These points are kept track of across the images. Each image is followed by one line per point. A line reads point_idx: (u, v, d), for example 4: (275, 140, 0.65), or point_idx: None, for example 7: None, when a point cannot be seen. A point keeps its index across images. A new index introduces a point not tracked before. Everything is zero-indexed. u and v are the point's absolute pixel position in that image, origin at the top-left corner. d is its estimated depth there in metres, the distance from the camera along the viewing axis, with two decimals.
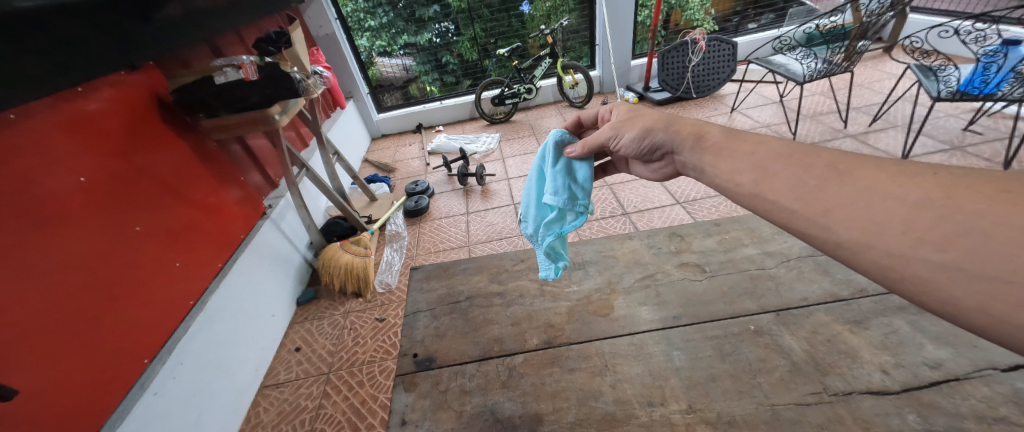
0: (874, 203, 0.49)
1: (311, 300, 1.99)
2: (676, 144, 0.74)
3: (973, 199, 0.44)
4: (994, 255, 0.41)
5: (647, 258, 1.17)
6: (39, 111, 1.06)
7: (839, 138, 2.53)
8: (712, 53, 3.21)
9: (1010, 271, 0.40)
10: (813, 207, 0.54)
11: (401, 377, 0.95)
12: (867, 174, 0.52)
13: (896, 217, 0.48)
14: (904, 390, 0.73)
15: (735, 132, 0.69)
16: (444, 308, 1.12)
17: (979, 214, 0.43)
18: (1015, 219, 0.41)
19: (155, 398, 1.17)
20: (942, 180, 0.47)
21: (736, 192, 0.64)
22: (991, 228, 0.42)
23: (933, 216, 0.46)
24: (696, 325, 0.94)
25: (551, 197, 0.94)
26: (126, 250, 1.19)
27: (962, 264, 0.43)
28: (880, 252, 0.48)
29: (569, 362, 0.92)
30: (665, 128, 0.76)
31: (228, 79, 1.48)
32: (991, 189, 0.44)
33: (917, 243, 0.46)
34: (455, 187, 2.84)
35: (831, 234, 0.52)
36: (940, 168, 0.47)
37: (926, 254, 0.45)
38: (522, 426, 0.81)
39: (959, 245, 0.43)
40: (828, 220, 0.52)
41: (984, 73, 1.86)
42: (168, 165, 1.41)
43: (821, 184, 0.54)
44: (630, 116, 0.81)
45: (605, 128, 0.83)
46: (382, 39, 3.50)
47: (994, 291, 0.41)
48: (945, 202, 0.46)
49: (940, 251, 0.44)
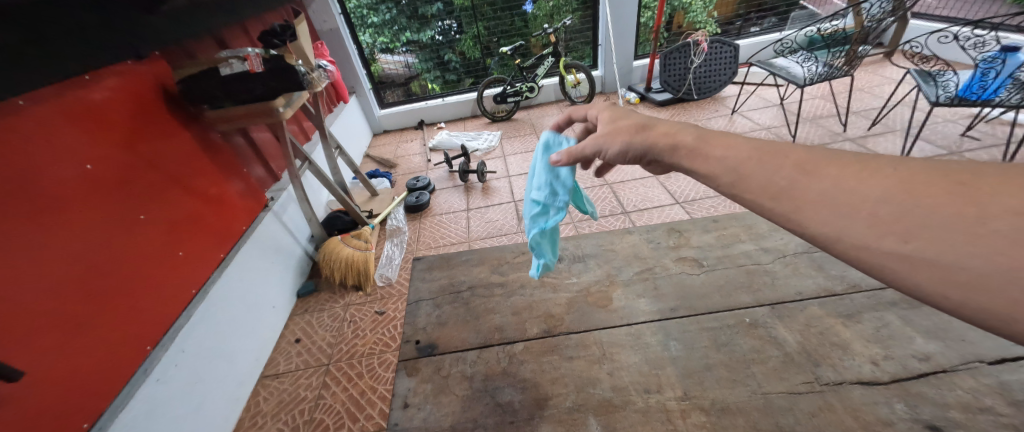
0: (842, 198, 0.50)
1: (312, 293, 2.01)
2: (653, 153, 0.73)
3: (933, 191, 0.45)
4: (954, 245, 0.42)
5: (646, 252, 1.20)
6: (46, 98, 1.07)
7: (839, 142, 2.55)
8: (714, 56, 3.25)
9: (972, 260, 0.41)
10: (785, 205, 0.54)
11: (403, 363, 0.99)
12: (832, 171, 0.52)
13: (862, 210, 0.48)
14: (893, 381, 0.76)
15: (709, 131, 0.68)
16: (446, 297, 1.16)
17: (938, 205, 0.44)
18: (972, 211, 0.42)
19: (156, 384, 1.18)
20: (904, 174, 0.47)
21: (716, 193, 0.63)
22: (950, 218, 0.43)
23: (894, 209, 0.46)
24: (692, 317, 0.96)
25: (536, 192, 0.99)
26: (129, 239, 1.20)
27: (920, 254, 0.44)
28: (848, 245, 0.49)
29: (567, 351, 0.95)
30: (644, 137, 0.74)
31: (233, 71, 1.50)
32: (949, 183, 0.45)
33: (882, 236, 0.46)
34: (455, 183, 2.86)
35: (804, 231, 0.53)
36: (902, 162, 0.48)
37: (889, 246, 0.45)
38: (521, 411, 0.85)
39: (922, 236, 0.44)
40: (800, 217, 0.53)
41: (982, 78, 1.86)
42: (171, 155, 1.42)
43: (790, 185, 0.55)
44: (609, 131, 0.79)
45: (588, 142, 0.81)
46: (385, 35, 3.52)
47: (955, 279, 0.42)
48: (902, 200, 0.46)
49: (904, 241, 0.45)
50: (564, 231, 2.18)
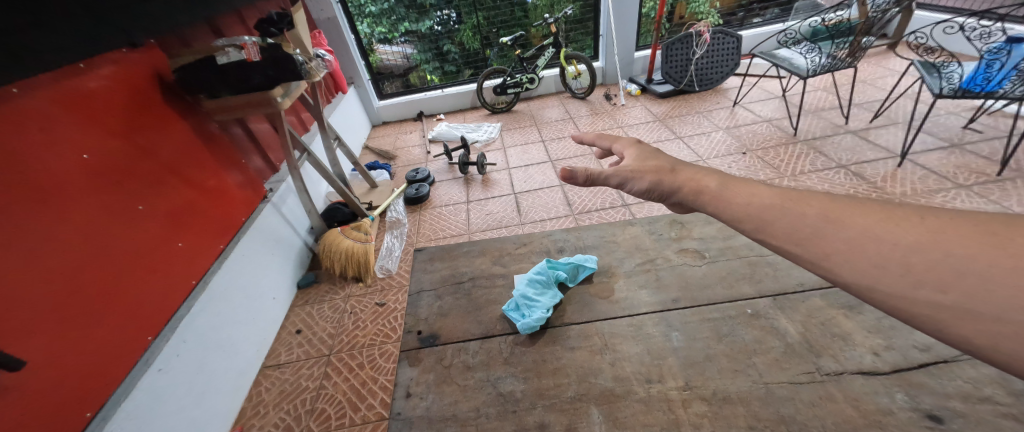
0: (871, 246, 0.49)
1: (312, 283, 2.01)
2: (680, 197, 0.69)
3: (962, 241, 0.44)
4: (992, 296, 0.41)
5: (648, 243, 1.22)
6: (41, 86, 1.06)
7: (840, 134, 2.54)
8: (716, 47, 3.20)
9: (1012, 311, 0.40)
10: (814, 252, 0.52)
11: (406, 353, 1.02)
12: (859, 220, 0.51)
13: (893, 259, 0.47)
14: (893, 371, 0.79)
15: (734, 178, 0.65)
16: (448, 288, 1.20)
17: (971, 255, 0.43)
18: (1007, 262, 0.41)
19: (158, 374, 1.18)
20: (930, 224, 0.47)
21: (709, 200, 0.65)
22: (986, 269, 0.42)
23: (927, 260, 0.45)
24: (694, 308, 0.99)
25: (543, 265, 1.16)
26: (127, 229, 1.19)
27: (961, 305, 0.43)
28: (884, 294, 0.47)
29: (569, 342, 0.98)
30: (671, 178, 0.70)
31: (230, 59, 1.47)
32: (978, 232, 0.45)
33: (916, 285, 0.45)
34: (455, 175, 2.84)
35: (836, 277, 0.51)
36: (928, 213, 0.48)
37: (927, 295, 0.45)
38: (523, 400, 0.88)
39: (957, 286, 0.43)
40: (831, 264, 0.51)
41: (986, 70, 1.87)
42: (169, 145, 1.41)
43: (817, 231, 0.53)
44: (637, 167, 0.73)
45: (611, 177, 0.73)
46: (383, 25, 3.47)
47: (996, 329, 0.41)
48: (937, 250, 0.45)
49: (940, 291, 0.44)
50: (564, 224, 2.18)
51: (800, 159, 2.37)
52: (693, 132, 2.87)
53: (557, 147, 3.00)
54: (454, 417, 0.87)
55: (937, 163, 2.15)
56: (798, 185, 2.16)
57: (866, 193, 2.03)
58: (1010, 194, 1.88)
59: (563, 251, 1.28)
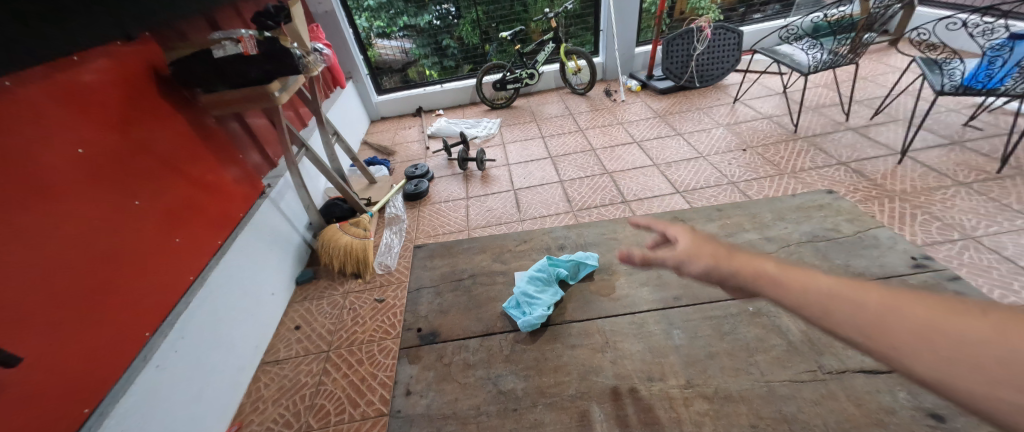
0: (934, 338, 0.42)
1: (311, 279, 2.00)
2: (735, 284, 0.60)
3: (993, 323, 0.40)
4: None
5: (649, 241, 1.27)
6: (35, 80, 1.04)
7: (840, 131, 2.53)
8: (719, 42, 3.21)
9: None
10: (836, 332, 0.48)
11: (405, 350, 1.02)
12: (875, 299, 0.47)
13: (919, 339, 0.42)
14: (896, 370, 0.81)
15: (791, 264, 0.57)
16: (448, 285, 1.21)
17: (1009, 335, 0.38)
18: None
19: (156, 370, 1.18)
20: (956, 306, 0.43)
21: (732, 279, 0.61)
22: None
23: (959, 340, 0.40)
24: (696, 306, 1.00)
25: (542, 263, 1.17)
26: (124, 225, 1.18)
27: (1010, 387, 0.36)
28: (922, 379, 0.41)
29: (570, 339, 0.99)
30: (728, 263, 0.61)
31: (226, 53, 1.48)
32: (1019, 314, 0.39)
33: (953, 366, 0.40)
34: (455, 172, 2.83)
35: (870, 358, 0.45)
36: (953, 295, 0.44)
37: (968, 378, 0.39)
38: (524, 398, 0.88)
39: (1000, 366, 0.37)
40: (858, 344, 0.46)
41: (989, 67, 1.85)
42: (165, 140, 1.40)
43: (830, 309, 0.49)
44: (691, 248, 0.66)
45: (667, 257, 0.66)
46: (382, 20, 3.43)
47: None
48: (1014, 345, 0.38)
49: (981, 371, 0.38)
50: (564, 220, 2.17)
51: (801, 156, 2.37)
52: (693, 129, 2.86)
53: (556, 143, 2.99)
54: (454, 415, 0.86)
55: (937, 160, 2.15)
56: (799, 182, 2.16)
57: (866, 190, 2.03)
58: (1010, 191, 1.88)
59: (563, 249, 1.30)
